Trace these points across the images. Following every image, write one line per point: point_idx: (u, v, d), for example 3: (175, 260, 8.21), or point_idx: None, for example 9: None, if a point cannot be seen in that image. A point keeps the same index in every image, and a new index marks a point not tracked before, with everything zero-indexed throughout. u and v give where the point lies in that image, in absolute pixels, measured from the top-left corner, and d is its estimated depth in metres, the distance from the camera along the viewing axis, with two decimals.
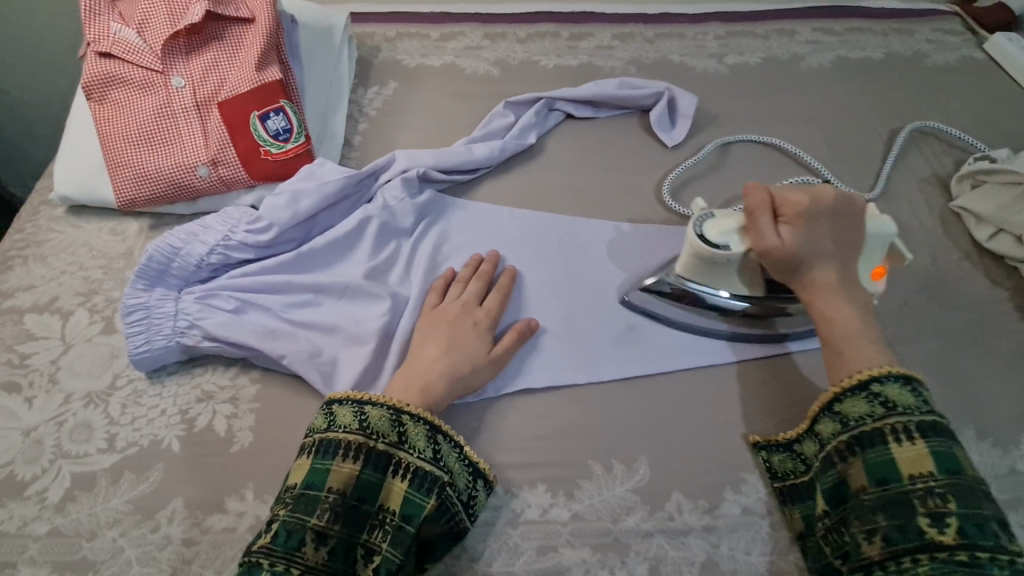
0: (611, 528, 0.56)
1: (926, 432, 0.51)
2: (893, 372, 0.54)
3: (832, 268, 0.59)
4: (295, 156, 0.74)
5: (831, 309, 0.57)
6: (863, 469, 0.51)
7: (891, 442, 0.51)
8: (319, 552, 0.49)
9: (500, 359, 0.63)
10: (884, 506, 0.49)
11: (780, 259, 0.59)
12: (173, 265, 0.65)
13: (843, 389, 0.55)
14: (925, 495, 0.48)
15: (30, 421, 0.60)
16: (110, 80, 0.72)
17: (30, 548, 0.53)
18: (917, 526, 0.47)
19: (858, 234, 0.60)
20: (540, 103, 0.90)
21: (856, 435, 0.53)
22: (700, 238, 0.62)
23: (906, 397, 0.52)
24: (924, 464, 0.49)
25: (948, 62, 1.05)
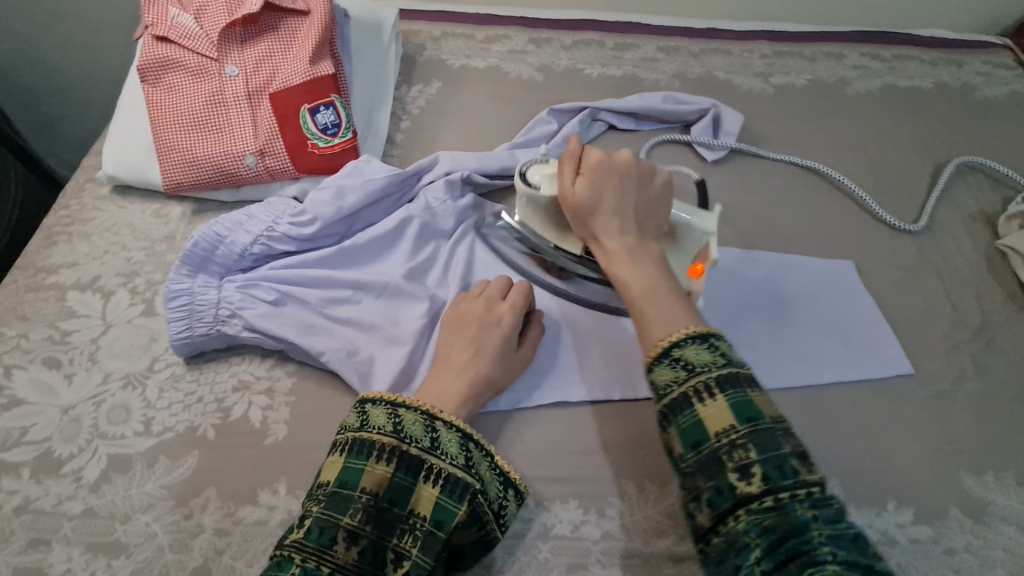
0: (642, 549, 0.55)
1: (724, 386, 0.45)
2: (690, 332, 0.48)
3: (624, 223, 0.57)
4: (342, 151, 0.74)
5: (618, 261, 0.55)
6: (676, 437, 0.45)
7: (695, 404, 0.45)
8: (350, 551, 0.47)
9: (526, 357, 0.63)
10: (700, 469, 0.44)
11: (574, 208, 0.59)
12: (217, 253, 0.66)
13: (653, 356, 0.48)
14: (731, 449, 0.43)
15: (69, 399, 0.60)
16: (165, 64, 0.73)
17: (63, 526, 0.53)
18: (728, 483, 0.43)
19: (656, 199, 0.59)
20: (585, 113, 0.90)
21: (665, 404, 0.46)
22: (521, 176, 0.65)
23: (701, 354, 0.47)
24: (726, 417, 0.44)
25: (997, 96, 1.03)
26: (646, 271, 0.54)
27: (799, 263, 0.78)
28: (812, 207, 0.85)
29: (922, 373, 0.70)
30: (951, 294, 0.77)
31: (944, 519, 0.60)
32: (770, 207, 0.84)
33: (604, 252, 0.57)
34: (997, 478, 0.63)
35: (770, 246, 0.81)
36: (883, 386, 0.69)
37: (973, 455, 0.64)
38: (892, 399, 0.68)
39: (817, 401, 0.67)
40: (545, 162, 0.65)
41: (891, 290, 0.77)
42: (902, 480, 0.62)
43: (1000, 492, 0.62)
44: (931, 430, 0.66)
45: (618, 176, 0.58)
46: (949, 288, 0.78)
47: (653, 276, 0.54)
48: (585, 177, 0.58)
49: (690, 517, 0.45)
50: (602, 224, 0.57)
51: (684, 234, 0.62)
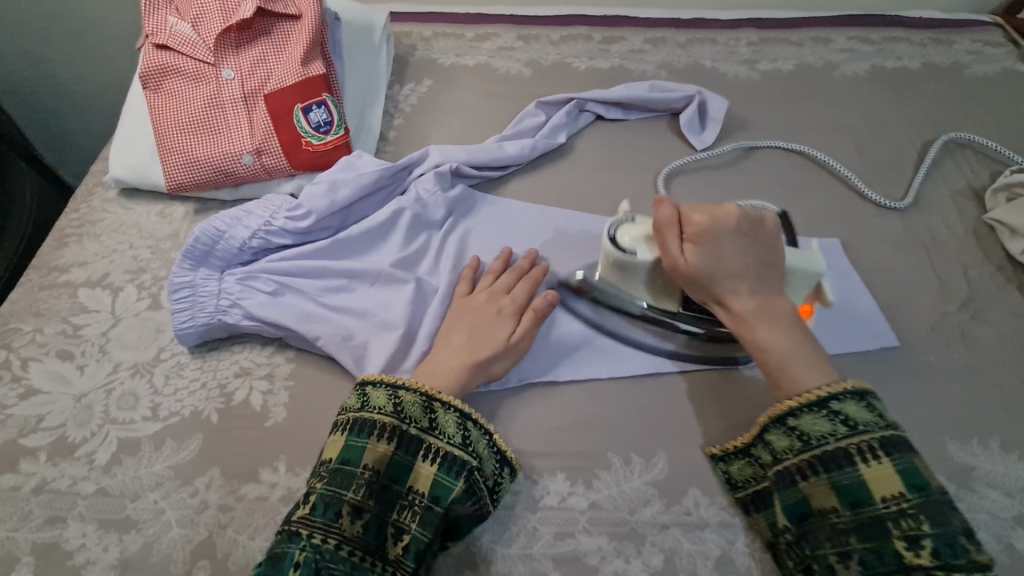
0: (628, 518, 0.57)
1: (890, 450, 0.50)
2: (849, 388, 0.53)
3: (746, 281, 0.59)
4: (335, 147, 0.77)
5: (750, 324, 0.58)
6: (830, 489, 0.51)
7: (859, 464, 0.50)
8: (354, 525, 0.51)
9: (525, 346, 0.64)
10: (857, 528, 0.49)
11: (686, 277, 0.61)
12: (217, 247, 0.69)
13: (800, 405, 0.54)
14: (898, 516, 0.48)
15: (81, 387, 0.63)
16: (165, 70, 0.77)
17: (78, 505, 0.57)
18: (891, 550, 0.47)
19: (769, 249, 0.61)
20: (572, 104, 0.92)
21: (820, 453, 0.52)
22: (611, 241, 0.65)
23: (864, 414, 0.52)
24: (893, 483, 0.49)
25: (987, 74, 1.03)
26: (779, 330, 0.57)
27: None
28: (798, 188, 0.86)
29: (908, 345, 0.71)
30: (938, 268, 0.78)
31: None
32: (755, 190, 0.86)
33: (732, 314, 0.59)
34: (982, 445, 0.63)
35: None
36: (867, 357, 0.70)
37: (958, 423, 0.65)
38: (876, 369, 0.69)
39: None
40: (630, 221, 0.66)
41: (878, 266, 0.78)
42: None
43: (986, 458, 0.63)
44: (916, 400, 0.66)
45: (724, 236, 0.61)
46: (936, 262, 0.79)
47: (786, 334, 0.57)
48: (693, 243, 0.60)
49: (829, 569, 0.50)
50: (725, 290, 0.59)
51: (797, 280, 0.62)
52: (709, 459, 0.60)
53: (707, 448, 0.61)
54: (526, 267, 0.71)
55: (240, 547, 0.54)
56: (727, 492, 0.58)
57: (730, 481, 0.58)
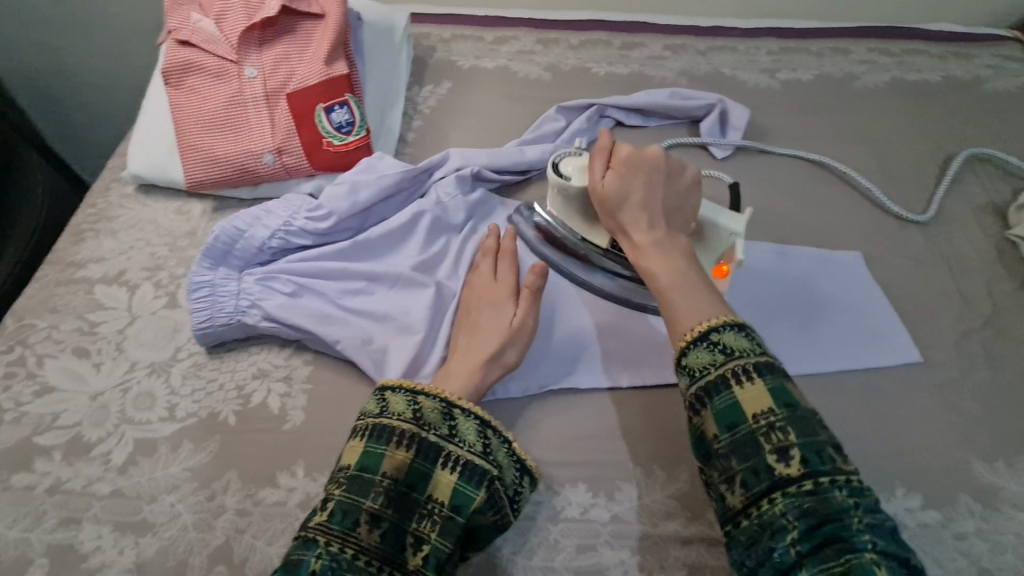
0: (650, 531, 0.56)
1: (762, 371, 0.48)
2: (729, 320, 0.51)
3: (652, 215, 0.59)
4: (356, 148, 0.76)
5: (646, 253, 0.57)
6: (712, 419, 0.48)
7: (733, 386, 0.48)
8: (372, 534, 0.50)
9: (529, 327, 0.63)
10: (735, 450, 0.46)
11: (602, 201, 0.61)
12: (237, 246, 0.68)
13: (688, 341, 0.51)
14: (768, 432, 0.46)
15: (97, 386, 0.63)
16: (187, 67, 0.76)
17: (93, 506, 0.56)
18: (765, 465, 0.45)
19: (684, 190, 0.61)
20: (592, 109, 0.91)
21: (702, 385, 0.49)
22: (553, 167, 0.67)
23: (741, 342, 0.50)
24: (765, 401, 0.47)
25: (1008, 89, 1.03)
26: (668, 259, 0.56)
27: (806, 254, 0.79)
28: (819, 200, 0.86)
29: (931, 361, 0.70)
30: (960, 284, 0.77)
31: (954, 504, 0.60)
32: (776, 200, 0.85)
33: (634, 245, 0.59)
34: (1007, 465, 0.63)
35: (777, 237, 0.81)
36: (890, 373, 0.69)
37: (982, 442, 0.64)
38: (899, 385, 0.68)
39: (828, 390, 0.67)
40: (578, 155, 0.67)
41: (900, 280, 0.78)
42: (912, 465, 0.62)
43: (1011, 478, 0.62)
44: (940, 418, 0.66)
45: (647, 171, 0.60)
46: (958, 278, 0.78)
47: (679, 266, 0.56)
48: (615, 171, 0.61)
49: (723, 500, 0.47)
50: (631, 221, 0.59)
51: (710, 235, 0.63)
52: None
53: None
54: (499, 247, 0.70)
55: (257, 552, 0.54)
56: None
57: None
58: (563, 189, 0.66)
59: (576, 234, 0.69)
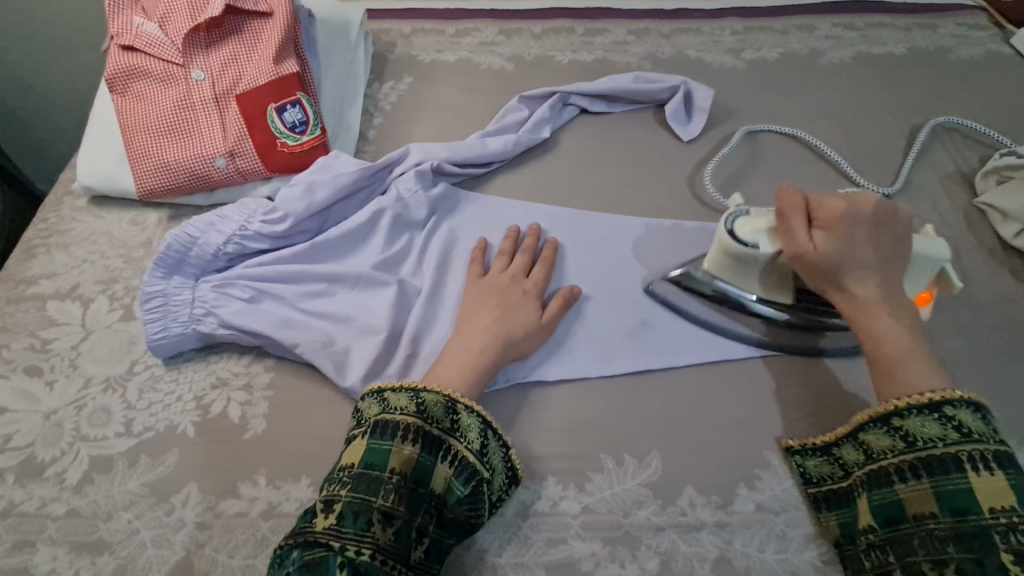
0: (622, 521, 0.56)
1: (1004, 463, 0.48)
2: (965, 397, 0.51)
3: (873, 272, 0.57)
4: (311, 148, 0.75)
5: (872, 315, 0.55)
6: (931, 496, 0.49)
7: (969, 472, 0.49)
8: (387, 533, 0.49)
9: (551, 328, 0.64)
10: (956, 536, 0.47)
11: (812, 264, 0.57)
12: (191, 254, 0.67)
13: (907, 406, 0.52)
14: (1007, 531, 0.46)
15: (51, 404, 0.61)
16: (133, 73, 0.74)
17: (48, 528, 0.54)
18: (996, 563, 0.45)
19: (898, 243, 0.58)
20: (555, 98, 0.90)
21: (925, 457, 0.50)
22: (729, 233, 0.62)
23: (980, 426, 0.50)
24: (1005, 496, 0.47)
25: (974, 57, 1.02)
26: (899, 324, 0.55)
27: None
28: (786, 176, 0.85)
29: None
30: None
31: None
32: (741, 174, 0.85)
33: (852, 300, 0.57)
34: None
35: None
36: None
37: None
38: None
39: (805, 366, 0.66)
40: (745, 212, 0.63)
41: None
42: None
43: None
44: None
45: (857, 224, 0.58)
46: None
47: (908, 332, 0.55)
48: (824, 230, 0.58)
49: None
50: (850, 279, 0.56)
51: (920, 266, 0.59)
52: (785, 452, 0.59)
53: (784, 440, 0.60)
54: (536, 245, 0.71)
55: (219, 566, 0.52)
56: (801, 487, 0.57)
57: (805, 476, 0.57)
58: (747, 255, 0.61)
59: (753, 294, 0.64)
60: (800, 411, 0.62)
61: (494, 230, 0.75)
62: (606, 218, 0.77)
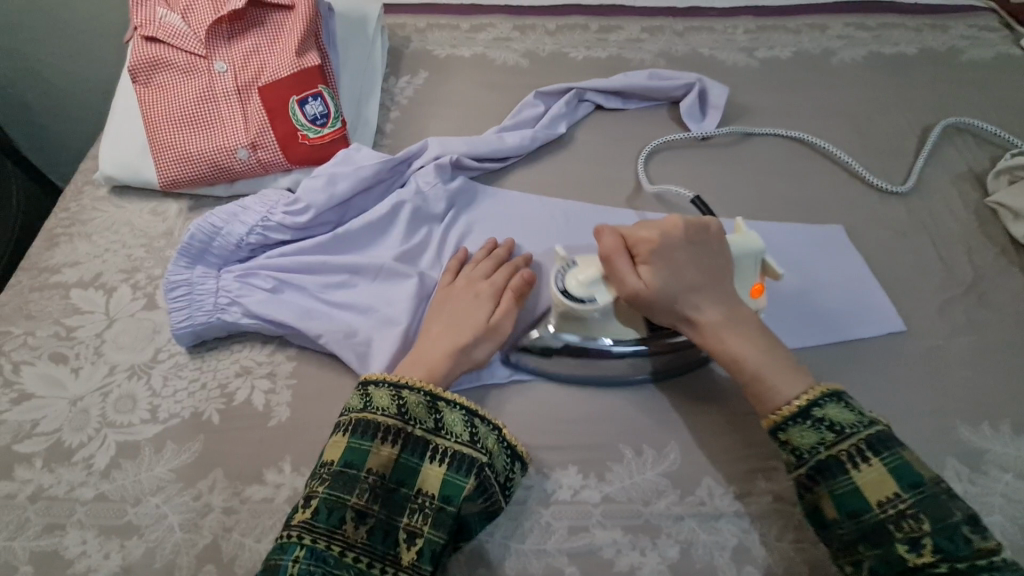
0: (642, 510, 0.56)
1: (878, 449, 0.49)
2: (823, 392, 0.53)
3: (709, 295, 0.58)
4: (332, 141, 0.75)
5: (723, 339, 0.56)
6: (830, 501, 0.50)
7: (850, 470, 0.50)
8: (359, 530, 0.50)
9: (505, 330, 0.63)
10: (861, 537, 0.48)
11: (647, 303, 0.58)
12: (214, 244, 0.67)
13: (785, 418, 0.53)
14: (899, 518, 0.47)
15: (77, 390, 0.62)
16: (156, 64, 0.75)
17: (77, 511, 0.55)
18: (897, 554, 0.47)
19: (719, 257, 0.59)
20: (571, 94, 0.90)
21: (813, 466, 0.51)
22: (564, 292, 0.60)
23: (845, 415, 0.51)
24: (887, 485, 0.48)
25: (984, 58, 1.03)
26: (749, 339, 0.56)
27: (793, 231, 0.79)
28: (801, 174, 0.86)
29: (915, 329, 0.71)
30: (942, 253, 0.78)
31: (941, 469, 0.61)
32: (749, 173, 0.85)
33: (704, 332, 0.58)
34: (993, 428, 0.63)
35: (761, 212, 0.81)
36: (873, 344, 0.69)
37: (968, 407, 0.65)
38: (884, 356, 0.68)
39: (815, 362, 0.68)
40: (572, 265, 0.61)
41: (883, 252, 0.78)
42: (902, 432, 0.63)
43: (996, 441, 0.63)
44: (926, 385, 0.66)
45: (675, 251, 0.59)
46: (940, 247, 0.78)
47: (757, 344, 0.56)
48: (645, 266, 0.58)
49: None
50: (689, 309, 0.57)
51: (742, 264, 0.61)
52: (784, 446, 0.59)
53: None
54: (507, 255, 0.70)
55: (246, 550, 0.53)
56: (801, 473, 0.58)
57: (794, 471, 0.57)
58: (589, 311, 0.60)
59: (605, 340, 0.62)
60: None
61: (512, 224, 0.76)
62: (622, 213, 0.78)
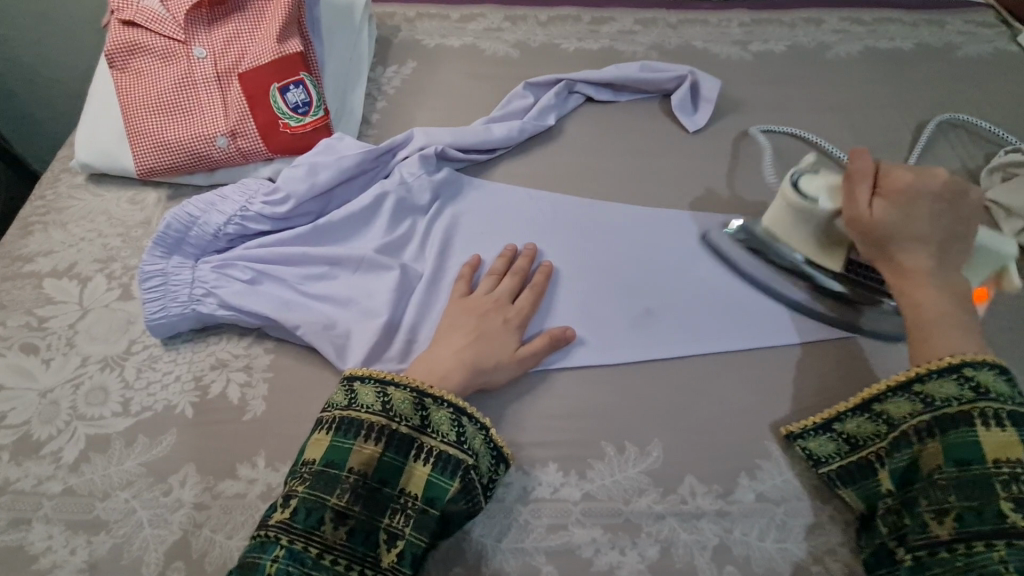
0: (622, 509, 0.55)
1: (1016, 421, 0.48)
2: (988, 359, 0.51)
3: (927, 246, 0.56)
4: (314, 130, 0.74)
5: (918, 285, 0.55)
6: (941, 447, 0.50)
7: (979, 428, 0.49)
8: (338, 531, 0.48)
9: (530, 363, 0.61)
10: (960, 486, 0.48)
11: (864, 227, 0.58)
12: (191, 234, 0.66)
13: (930, 368, 0.52)
14: (1009, 481, 0.47)
15: (47, 382, 0.60)
16: (133, 49, 0.73)
17: (44, 506, 0.54)
18: (997, 511, 0.46)
19: (963, 222, 0.57)
20: (561, 85, 0.89)
21: (938, 415, 0.51)
22: (793, 187, 0.63)
23: (999, 386, 0.50)
24: (1013, 451, 0.47)
25: (981, 55, 1.02)
26: (944, 297, 0.54)
27: None
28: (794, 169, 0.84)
29: None
30: None
31: None
32: (737, 168, 0.84)
33: (901, 274, 0.57)
34: None
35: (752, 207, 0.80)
36: None
37: None
38: None
39: None
40: (813, 172, 0.64)
41: None
42: None
43: None
44: None
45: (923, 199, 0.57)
46: None
47: (952, 305, 0.54)
48: (883, 197, 0.57)
49: (921, 528, 0.48)
50: (900, 249, 0.56)
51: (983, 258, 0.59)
52: (785, 439, 0.59)
53: (781, 427, 0.59)
54: (528, 268, 0.68)
55: (217, 546, 0.52)
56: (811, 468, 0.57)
57: (812, 458, 0.57)
58: (805, 210, 0.62)
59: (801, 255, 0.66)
60: (803, 403, 0.61)
61: (495, 217, 0.75)
62: (610, 206, 0.77)
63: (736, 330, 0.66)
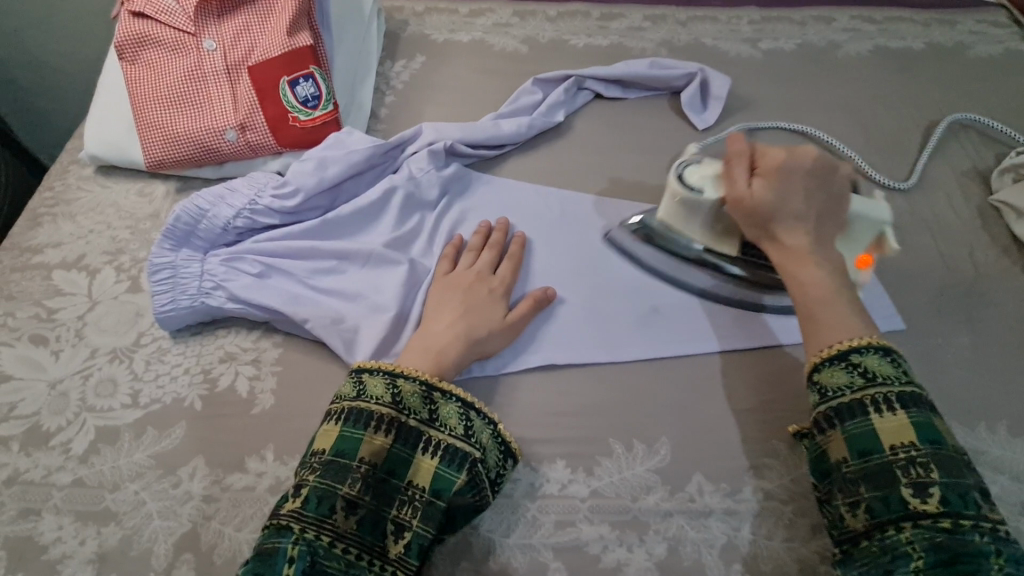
0: (630, 506, 0.55)
1: (907, 404, 0.48)
2: (874, 342, 0.51)
3: (806, 224, 0.57)
4: (323, 123, 0.74)
5: (801, 263, 0.56)
6: (842, 440, 0.49)
7: (872, 414, 0.48)
8: (349, 520, 0.48)
9: (520, 328, 0.63)
10: (867, 477, 0.47)
11: (748, 210, 0.59)
12: (200, 227, 0.66)
13: (823, 358, 0.52)
14: (907, 465, 0.46)
15: (56, 373, 0.60)
16: (144, 41, 0.73)
17: (53, 496, 0.54)
18: (900, 497, 0.45)
19: (835, 197, 0.58)
20: (570, 81, 0.89)
21: (833, 406, 0.50)
22: (679, 180, 0.63)
23: (885, 368, 0.50)
24: (905, 434, 0.47)
25: (992, 55, 1.01)
26: (823, 273, 0.55)
27: None
28: None
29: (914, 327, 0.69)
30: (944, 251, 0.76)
31: None
32: None
33: (786, 254, 0.57)
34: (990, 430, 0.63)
35: None
36: None
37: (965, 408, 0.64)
38: None
39: None
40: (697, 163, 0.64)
41: None
42: None
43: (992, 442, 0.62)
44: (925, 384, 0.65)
45: (797, 176, 0.58)
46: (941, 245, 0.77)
47: (829, 279, 0.55)
48: (762, 178, 0.58)
49: (841, 521, 0.48)
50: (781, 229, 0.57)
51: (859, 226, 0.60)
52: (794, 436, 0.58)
53: (791, 427, 0.59)
54: (503, 241, 0.69)
55: (226, 538, 0.52)
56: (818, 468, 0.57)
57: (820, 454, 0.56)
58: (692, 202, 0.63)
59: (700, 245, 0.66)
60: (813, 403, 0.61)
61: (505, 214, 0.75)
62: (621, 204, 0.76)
63: (748, 330, 0.66)
